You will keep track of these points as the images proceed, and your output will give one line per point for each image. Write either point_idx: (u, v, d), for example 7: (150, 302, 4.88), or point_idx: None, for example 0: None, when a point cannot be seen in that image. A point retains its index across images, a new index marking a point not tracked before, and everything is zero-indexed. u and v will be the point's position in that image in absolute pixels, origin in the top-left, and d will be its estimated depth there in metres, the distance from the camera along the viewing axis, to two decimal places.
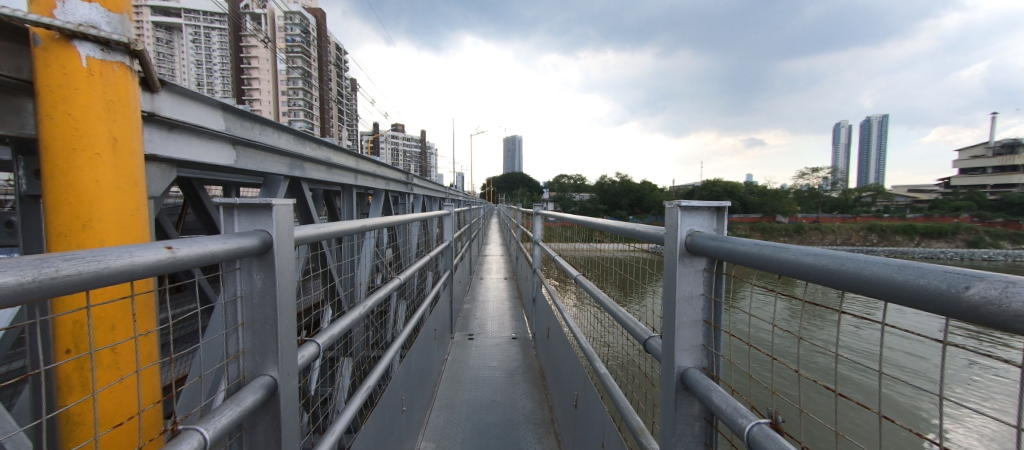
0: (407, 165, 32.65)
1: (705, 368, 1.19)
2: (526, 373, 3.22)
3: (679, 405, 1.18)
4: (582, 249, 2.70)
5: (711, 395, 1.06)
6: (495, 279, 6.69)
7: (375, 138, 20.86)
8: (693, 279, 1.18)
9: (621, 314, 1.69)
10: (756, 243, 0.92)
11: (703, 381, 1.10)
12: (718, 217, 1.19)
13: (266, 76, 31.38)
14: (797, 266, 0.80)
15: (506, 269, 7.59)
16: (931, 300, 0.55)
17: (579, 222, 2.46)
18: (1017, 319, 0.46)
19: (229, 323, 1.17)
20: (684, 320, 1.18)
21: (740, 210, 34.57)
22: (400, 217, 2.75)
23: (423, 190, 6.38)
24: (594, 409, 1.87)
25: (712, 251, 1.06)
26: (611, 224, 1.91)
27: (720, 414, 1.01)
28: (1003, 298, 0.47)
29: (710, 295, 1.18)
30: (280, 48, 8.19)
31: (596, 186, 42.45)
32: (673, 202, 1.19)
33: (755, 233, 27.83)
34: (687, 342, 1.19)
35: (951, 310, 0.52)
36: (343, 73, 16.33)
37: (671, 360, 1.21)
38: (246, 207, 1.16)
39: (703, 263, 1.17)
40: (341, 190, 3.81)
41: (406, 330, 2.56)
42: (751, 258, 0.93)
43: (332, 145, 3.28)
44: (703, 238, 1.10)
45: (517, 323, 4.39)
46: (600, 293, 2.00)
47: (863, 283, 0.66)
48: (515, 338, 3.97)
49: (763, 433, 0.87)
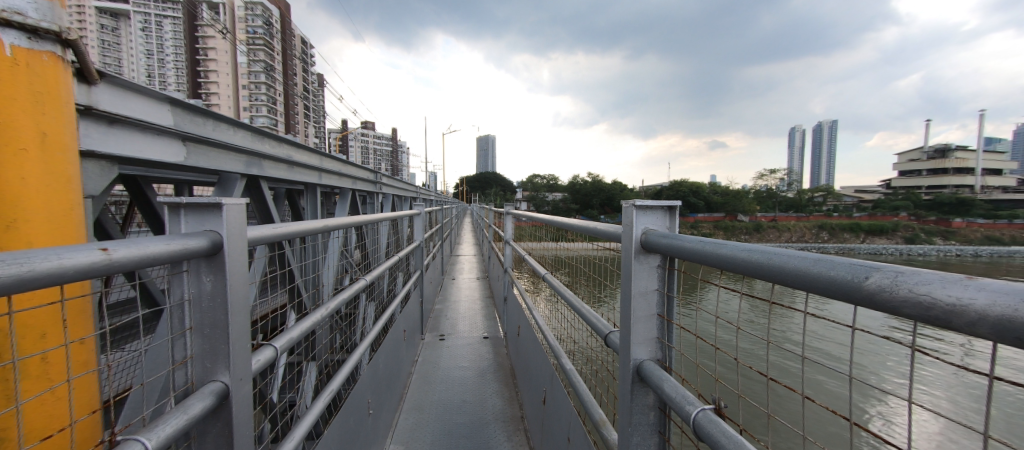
0: (378, 164, 31.95)
1: (660, 360, 1.25)
2: (497, 372, 3.24)
3: (635, 397, 1.22)
4: (550, 248, 2.75)
5: (663, 385, 1.11)
6: (467, 279, 6.68)
7: (345, 136, 20.33)
8: (647, 275, 1.23)
9: (585, 310, 1.74)
10: (701, 240, 0.98)
11: (657, 372, 1.15)
12: (671, 216, 1.24)
13: (225, 69, 29.80)
14: (735, 261, 0.86)
15: (477, 269, 7.58)
16: (842, 290, 0.61)
17: (549, 222, 2.50)
18: (905, 305, 0.52)
19: (175, 328, 1.11)
20: (638, 314, 1.23)
21: (706, 209, 35.97)
22: (367, 217, 2.70)
23: (393, 189, 6.26)
24: (560, 404, 1.91)
25: (663, 248, 1.11)
26: (578, 223, 1.96)
27: (670, 402, 1.06)
28: (894, 286, 0.53)
29: (664, 290, 1.23)
30: (241, 40, 7.77)
31: (569, 186, 42.91)
32: (629, 201, 1.23)
33: (718, 232, 29.16)
34: (643, 335, 1.24)
35: (856, 299, 0.59)
36: (309, 68, 15.76)
37: (628, 353, 1.26)
38: (193, 206, 1.11)
39: (658, 260, 1.23)
40: (305, 189, 3.69)
41: (374, 330, 2.52)
42: (696, 254, 0.99)
43: (293, 142, 3.17)
44: (655, 236, 1.15)
45: (488, 323, 4.40)
46: (567, 291, 2.04)
47: (787, 274, 0.72)
48: (486, 337, 3.98)
49: (707, 419, 0.93)
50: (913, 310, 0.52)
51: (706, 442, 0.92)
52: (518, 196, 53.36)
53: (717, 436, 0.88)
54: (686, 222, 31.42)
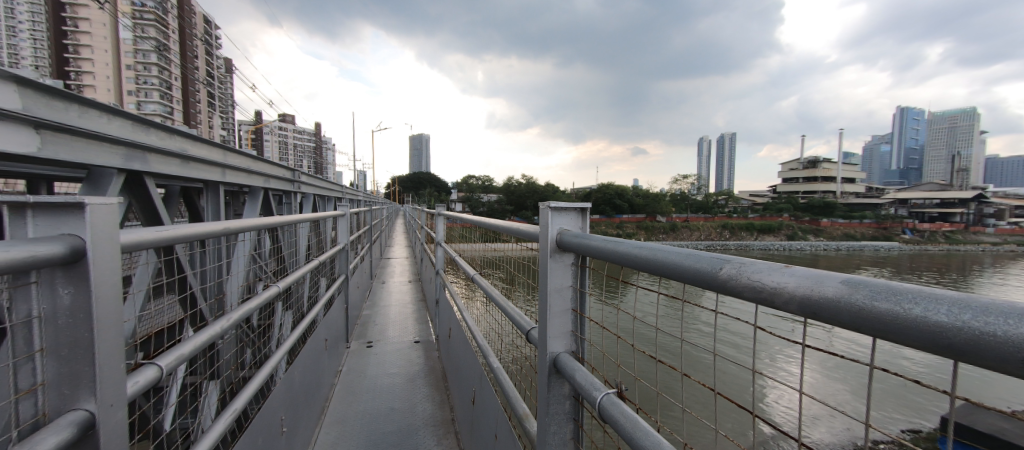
0: (300, 161, 29.41)
1: (574, 352, 1.33)
2: (427, 376, 3.18)
3: (552, 387, 1.29)
4: (479, 249, 2.81)
5: (576, 375, 1.19)
6: (397, 282, 6.44)
7: (259, 129, 18.44)
8: (563, 273, 1.31)
9: (510, 308, 1.79)
10: (605, 239, 1.07)
11: (570, 363, 1.23)
12: (583, 217, 1.34)
13: (102, 44, 25.24)
14: (631, 258, 0.96)
15: (408, 272, 7.35)
16: (704, 281, 0.73)
17: (478, 223, 2.54)
18: (747, 290, 0.65)
19: (22, 351, 0.93)
20: (555, 310, 1.30)
21: (631, 211, 38.76)
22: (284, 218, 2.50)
23: (314, 188, 5.82)
24: (488, 402, 1.95)
25: (575, 247, 1.20)
26: (505, 225, 2.02)
27: (581, 390, 1.14)
28: (737, 275, 0.66)
29: (577, 286, 1.32)
30: (122, 12, 6.65)
31: (503, 187, 43.25)
32: (545, 203, 1.30)
33: (640, 232, 31.69)
34: (558, 330, 1.31)
35: (713, 286, 0.71)
36: (212, 51, 14.01)
37: (545, 347, 1.33)
38: (46, 206, 0.94)
39: (571, 258, 1.31)
40: (205, 187, 3.28)
41: (291, 339, 2.34)
42: (601, 251, 1.08)
43: (188, 134, 2.81)
44: (568, 236, 1.23)
45: (420, 327, 4.30)
46: (493, 290, 2.10)
47: (668, 268, 0.83)
48: (418, 341, 3.89)
49: (610, 402, 1.02)
50: (753, 294, 0.64)
51: (611, 423, 1.02)
52: (456, 197, 52.58)
53: (619, 418, 0.98)
54: (612, 223, 33.67)
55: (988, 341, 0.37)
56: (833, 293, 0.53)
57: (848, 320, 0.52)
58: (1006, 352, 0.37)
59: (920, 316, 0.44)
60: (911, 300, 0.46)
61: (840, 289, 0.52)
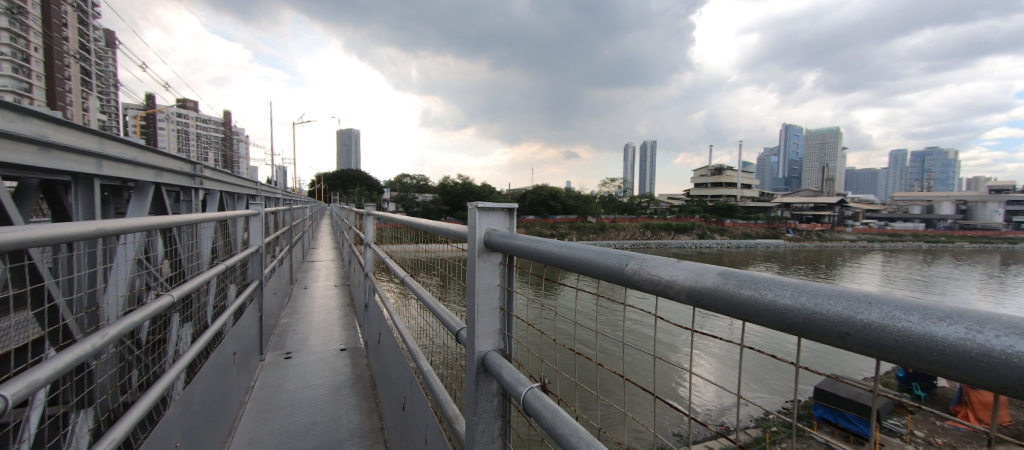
0: (203, 153, 25.90)
1: (502, 350, 1.36)
2: (354, 385, 3.00)
3: (479, 386, 1.31)
4: (410, 250, 2.73)
5: (502, 372, 1.21)
6: (321, 287, 5.99)
7: (150, 115, 15.90)
8: (490, 272, 1.33)
9: (440, 309, 1.76)
10: (529, 239, 1.11)
11: (497, 361, 1.25)
12: (509, 217, 1.37)
13: None
14: (551, 257, 1.01)
15: (335, 276, 6.85)
16: (612, 276, 0.80)
17: (408, 224, 2.47)
18: (647, 284, 0.71)
19: None
20: (483, 309, 1.31)
21: (564, 212, 40.29)
22: (188, 217, 2.21)
23: (221, 184, 5.16)
24: (417, 406, 1.89)
25: (501, 247, 1.22)
26: (436, 225, 2.00)
27: (507, 387, 1.17)
28: (640, 271, 0.72)
29: (505, 285, 1.34)
30: None
31: (439, 187, 42.42)
32: (472, 204, 1.31)
33: (572, 232, 33.20)
34: (486, 329, 1.33)
35: (619, 281, 0.78)
36: (86, 19, 11.79)
37: (473, 346, 1.34)
38: None
39: (499, 257, 1.34)
40: (73, 181, 2.74)
41: (190, 354, 2.05)
42: (525, 251, 1.11)
43: (51, 116, 2.33)
44: (495, 236, 1.26)
45: (346, 333, 4.05)
46: (424, 292, 2.04)
47: (583, 266, 0.89)
48: (344, 349, 3.66)
49: (533, 396, 1.06)
50: (652, 288, 0.71)
51: (534, 415, 1.05)
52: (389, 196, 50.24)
53: (542, 410, 1.02)
54: (546, 224, 34.82)
55: (817, 320, 0.47)
56: (711, 283, 0.60)
57: (724, 306, 0.60)
58: (829, 326, 0.47)
59: (772, 299, 0.53)
60: (766, 287, 0.55)
61: (716, 280, 0.60)
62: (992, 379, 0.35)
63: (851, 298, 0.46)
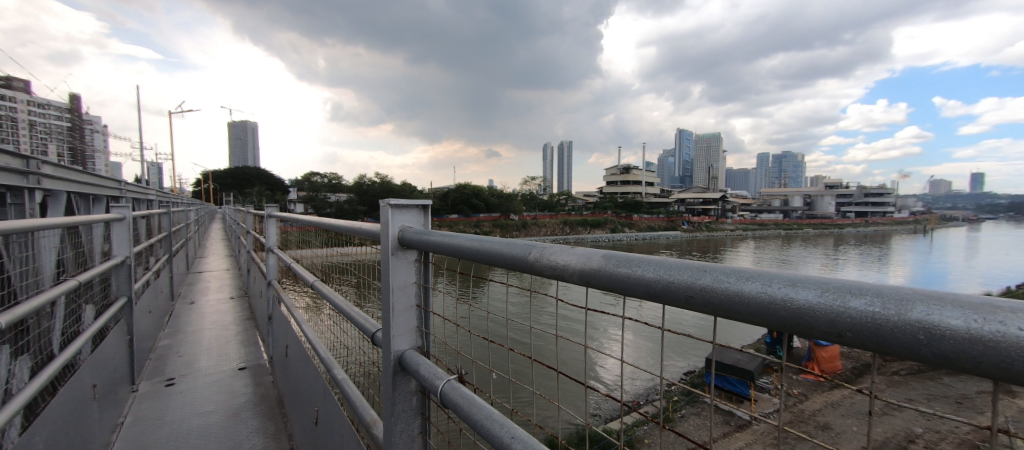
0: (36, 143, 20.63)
1: (420, 347, 1.35)
2: (257, 407, 2.69)
3: (397, 386, 1.29)
4: (321, 254, 2.53)
5: (419, 368, 1.21)
6: (212, 301, 5.21)
7: None
8: (405, 270, 1.31)
9: (355, 312, 1.67)
10: (443, 234, 1.12)
11: (415, 358, 1.24)
12: (424, 214, 1.37)
13: None
14: (462, 251, 1.03)
15: (230, 287, 6.00)
16: (515, 265, 0.86)
17: (317, 224, 2.29)
18: (545, 269, 0.78)
19: None
20: (398, 307, 1.29)
21: (488, 210, 40.46)
22: (22, 223, 1.77)
23: (69, 183, 4.20)
24: (332, 417, 1.78)
25: (415, 243, 1.21)
26: (349, 225, 1.90)
27: (425, 382, 1.17)
28: (540, 257, 0.79)
29: (421, 282, 1.34)
30: None
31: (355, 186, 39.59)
32: (384, 201, 1.27)
33: (496, 229, 33.56)
34: (403, 327, 1.31)
35: (521, 268, 0.84)
36: None
37: (389, 346, 1.31)
38: None
39: (414, 254, 1.32)
40: None
41: (25, 393, 1.63)
42: (439, 246, 1.12)
43: None
44: (410, 233, 1.24)
45: (245, 350, 3.60)
46: (337, 297, 1.91)
47: (494, 258, 0.93)
48: (243, 368, 3.26)
49: (452, 389, 1.08)
50: (548, 272, 0.78)
51: (451, 407, 1.07)
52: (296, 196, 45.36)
53: (459, 400, 1.05)
54: (470, 222, 34.60)
55: (671, 289, 0.57)
56: (597, 264, 0.69)
57: (607, 284, 0.69)
58: (679, 292, 0.57)
59: (641, 274, 0.61)
60: (635, 264, 0.64)
61: (599, 262, 0.69)
62: (778, 319, 0.47)
63: (695, 268, 0.56)
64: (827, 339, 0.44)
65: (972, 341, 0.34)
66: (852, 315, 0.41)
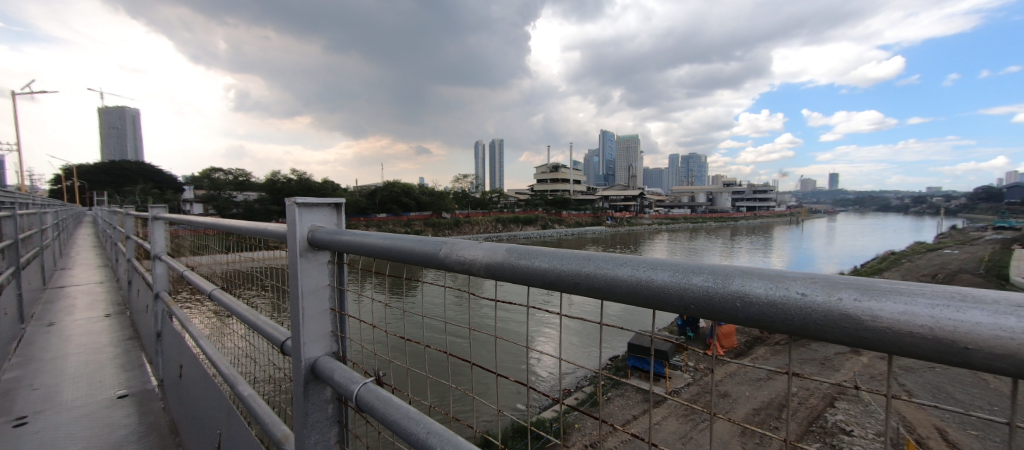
0: None
1: (335, 353, 1.29)
2: (143, 439, 2.33)
3: (310, 395, 1.22)
4: (221, 260, 2.26)
5: (334, 374, 1.16)
6: (79, 321, 4.33)
7: None
8: (317, 272, 1.24)
9: (261, 321, 1.53)
10: (357, 234, 1.08)
11: (329, 364, 1.19)
12: (337, 213, 1.30)
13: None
14: (374, 249, 1.00)
15: (104, 304, 5.04)
16: (427, 261, 0.86)
17: (215, 227, 2.04)
18: (456, 264, 0.80)
19: None
20: (309, 313, 1.22)
21: (418, 208, 38.92)
22: None
23: None
24: (237, 438, 1.62)
25: (327, 244, 1.15)
26: (253, 227, 1.74)
27: (339, 387, 1.12)
28: (451, 253, 0.80)
29: (335, 284, 1.28)
30: None
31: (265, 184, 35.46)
32: (289, 199, 1.19)
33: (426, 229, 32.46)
34: (315, 332, 1.24)
35: (433, 263, 0.85)
36: None
37: (300, 354, 1.23)
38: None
39: (327, 256, 1.25)
40: None
41: None
42: (353, 245, 1.08)
43: None
44: (321, 233, 1.18)
45: (126, 376, 3.07)
46: (241, 306, 1.73)
47: (408, 256, 0.93)
48: (124, 395, 2.79)
49: (367, 392, 1.05)
50: (460, 267, 0.80)
51: (367, 410, 1.05)
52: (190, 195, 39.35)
53: (375, 402, 1.03)
54: (398, 221, 32.98)
55: (561, 279, 0.63)
56: (500, 257, 0.72)
57: (510, 276, 0.72)
58: (569, 279, 0.62)
59: (537, 265, 0.66)
60: (532, 256, 0.68)
61: (501, 255, 0.72)
62: (643, 299, 0.55)
63: (580, 258, 0.62)
64: (678, 311, 0.52)
65: (768, 302, 0.44)
66: (695, 290, 0.49)
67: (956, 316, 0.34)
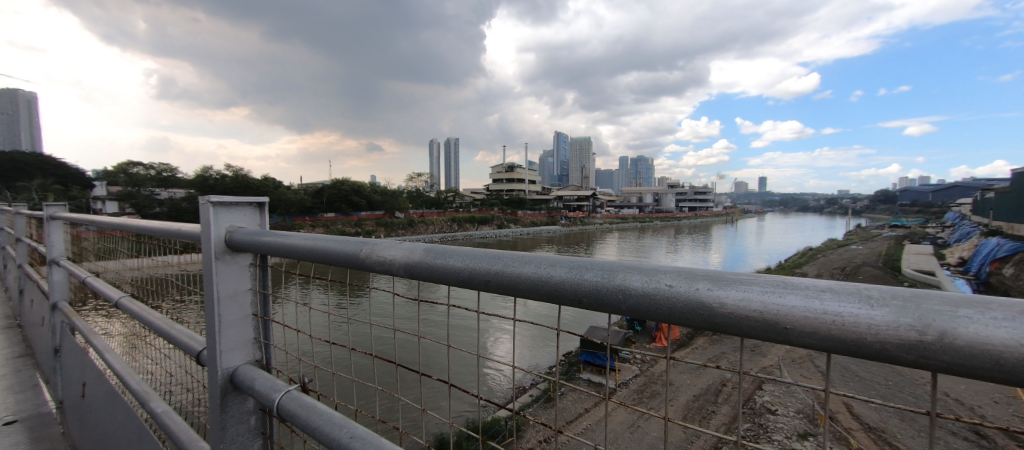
0: None
1: (259, 361, 1.22)
2: None
3: (228, 408, 1.15)
4: (132, 266, 2.04)
5: (255, 383, 1.10)
6: None
7: None
8: (236, 276, 1.16)
9: (176, 330, 1.41)
10: (278, 236, 1.03)
11: (250, 374, 1.12)
12: (260, 212, 1.24)
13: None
14: (296, 251, 0.96)
15: None
16: (347, 262, 0.85)
17: (123, 229, 1.85)
18: (378, 265, 0.79)
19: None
20: (227, 319, 1.15)
21: (370, 208, 37.22)
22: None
23: None
24: None
25: (247, 245, 1.09)
26: (167, 229, 1.60)
27: (260, 397, 1.07)
28: (372, 254, 0.79)
29: (258, 288, 1.21)
30: None
31: (194, 181, 32.18)
32: (204, 198, 1.11)
33: (378, 229, 31.15)
34: (234, 340, 1.16)
35: (354, 264, 0.84)
36: None
37: (216, 364, 1.15)
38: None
39: (248, 258, 1.18)
40: None
41: None
42: (274, 247, 1.03)
43: None
44: (240, 234, 1.11)
45: (13, 400, 2.66)
46: (153, 315, 1.58)
47: (329, 257, 0.90)
48: (13, 422, 2.43)
49: (290, 400, 1.01)
50: (382, 267, 0.79)
51: (290, 419, 1.01)
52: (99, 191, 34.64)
53: (298, 410, 0.99)
54: (347, 221, 31.35)
55: (478, 278, 0.64)
56: (418, 257, 0.73)
57: (429, 276, 0.73)
58: (480, 278, 0.64)
59: (451, 264, 0.67)
60: (447, 256, 0.69)
61: (418, 256, 0.73)
62: (545, 295, 0.58)
63: (491, 258, 0.64)
64: (574, 304, 0.55)
65: (645, 295, 0.48)
66: (587, 284, 0.53)
67: (779, 301, 0.40)
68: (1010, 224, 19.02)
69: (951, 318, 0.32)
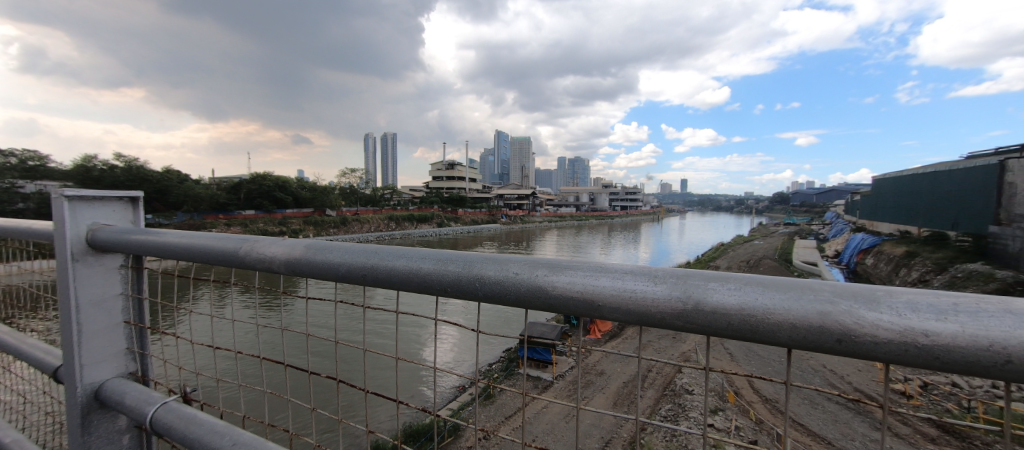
0: None
1: (133, 373, 1.10)
2: None
3: (92, 428, 1.02)
4: None
5: (124, 397, 0.99)
6: None
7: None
8: (101, 279, 1.04)
9: (27, 345, 1.22)
10: (153, 233, 0.94)
11: (120, 387, 1.01)
12: (134, 209, 1.12)
13: None
14: (170, 249, 0.88)
15: None
16: (226, 260, 0.81)
17: None
18: (257, 262, 0.75)
19: None
20: (91, 329, 1.02)
21: (297, 205, 34.30)
22: None
23: None
24: None
25: (114, 245, 0.98)
26: (13, 228, 1.36)
27: (130, 412, 0.97)
28: (251, 249, 0.76)
29: (131, 293, 1.09)
30: None
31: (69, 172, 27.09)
32: (57, 192, 0.97)
33: (304, 229, 28.73)
34: (100, 352, 1.04)
35: (233, 261, 0.79)
36: None
37: (75, 379, 1.01)
38: None
39: (119, 260, 1.06)
40: None
41: None
42: (146, 245, 0.94)
43: None
44: (104, 233, 0.99)
45: None
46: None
47: (208, 254, 0.84)
48: None
49: (167, 412, 0.93)
50: (261, 264, 0.75)
51: (166, 433, 0.93)
52: None
53: (175, 422, 0.92)
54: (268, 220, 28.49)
55: (354, 274, 0.65)
56: (298, 254, 0.71)
57: (308, 272, 0.71)
58: (357, 272, 0.65)
59: (329, 259, 0.67)
60: (326, 253, 0.69)
61: (296, 253, 0.71)
62: (416, 286, 0.60)
63: (367, 255, 0.65)
64: (441, 294, 0.58)
65: (496, 282, 0.53)
66: (451, 275, 0.56)
67: (600, 283, 0.48)
68: (872, 222, 22.79)
69: (705, 288, 0.44)
